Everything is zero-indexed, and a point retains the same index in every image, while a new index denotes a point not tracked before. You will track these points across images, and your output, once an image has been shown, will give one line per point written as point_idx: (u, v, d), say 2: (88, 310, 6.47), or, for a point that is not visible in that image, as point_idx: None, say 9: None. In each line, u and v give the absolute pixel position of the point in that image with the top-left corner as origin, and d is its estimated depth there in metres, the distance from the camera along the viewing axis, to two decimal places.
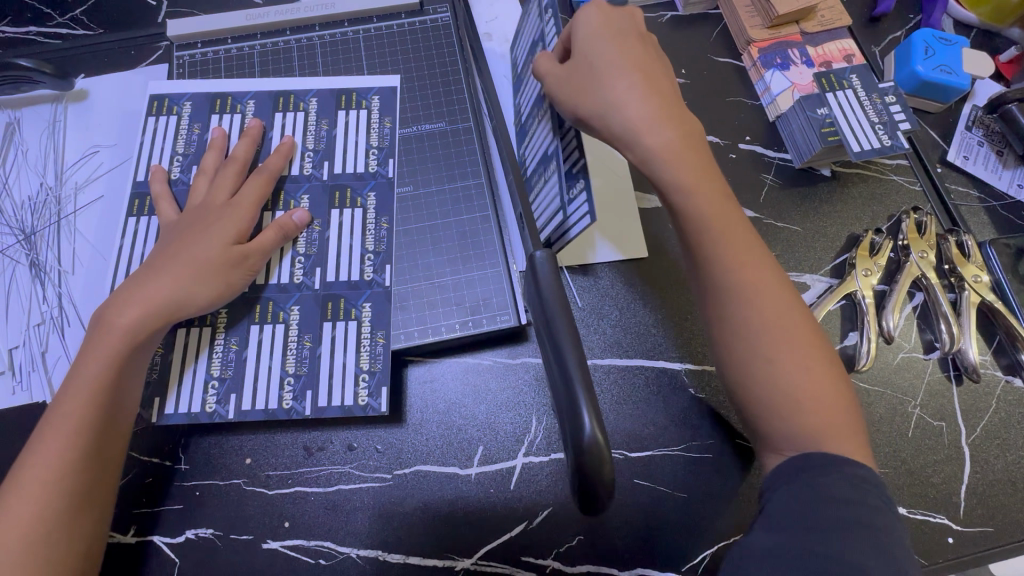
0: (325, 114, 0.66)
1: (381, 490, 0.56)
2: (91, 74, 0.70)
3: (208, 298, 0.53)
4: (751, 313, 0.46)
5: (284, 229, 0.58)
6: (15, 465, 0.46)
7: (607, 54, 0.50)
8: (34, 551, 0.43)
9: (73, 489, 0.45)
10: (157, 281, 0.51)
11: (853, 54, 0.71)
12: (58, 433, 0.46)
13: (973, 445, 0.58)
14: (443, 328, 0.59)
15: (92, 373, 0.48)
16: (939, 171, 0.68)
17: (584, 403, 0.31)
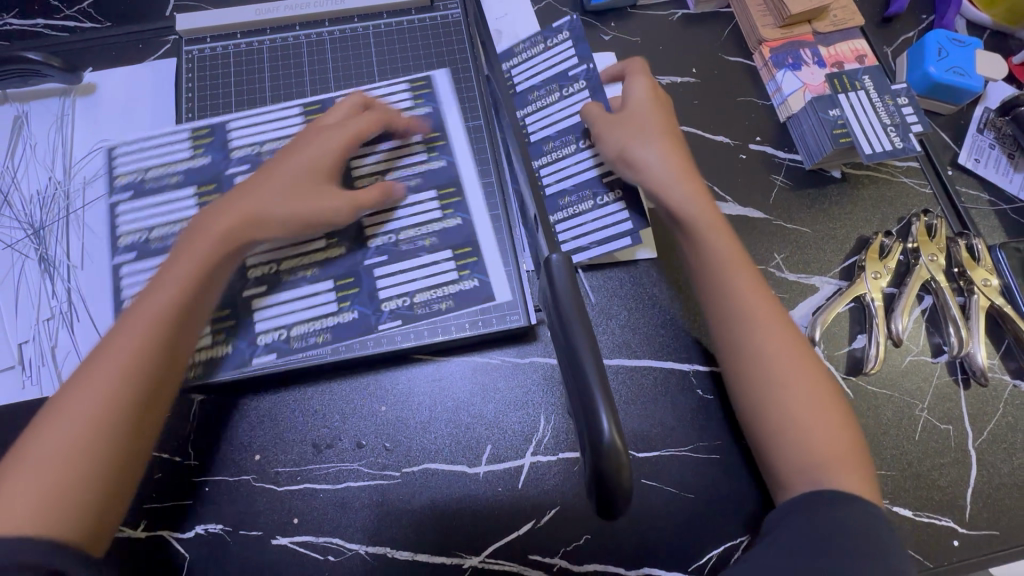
0: (443, 241, 0.62)
1: (391, 487, 0.56)
2: (100, 67, 0.70)
3: (293, 221, 0.56)
4: (759, 336, 0.51)
5: (386, 190, 0.60)
6: (74, 380, 0.46)
7: (645, 118, 0.60)
8: (90, 454, 0.42)
9: (143, 391, 0.46)
10: (242, 202, 0.55)
11: (865, 54, 0.71)
12: (128, 342, 0.47)
13: (980, 448, 0.58)
14: (452, 327, 0.59)
15: (168, 293, 0.50)
16: (950, 174, 0.68)
17: (602, 406, 0.31)
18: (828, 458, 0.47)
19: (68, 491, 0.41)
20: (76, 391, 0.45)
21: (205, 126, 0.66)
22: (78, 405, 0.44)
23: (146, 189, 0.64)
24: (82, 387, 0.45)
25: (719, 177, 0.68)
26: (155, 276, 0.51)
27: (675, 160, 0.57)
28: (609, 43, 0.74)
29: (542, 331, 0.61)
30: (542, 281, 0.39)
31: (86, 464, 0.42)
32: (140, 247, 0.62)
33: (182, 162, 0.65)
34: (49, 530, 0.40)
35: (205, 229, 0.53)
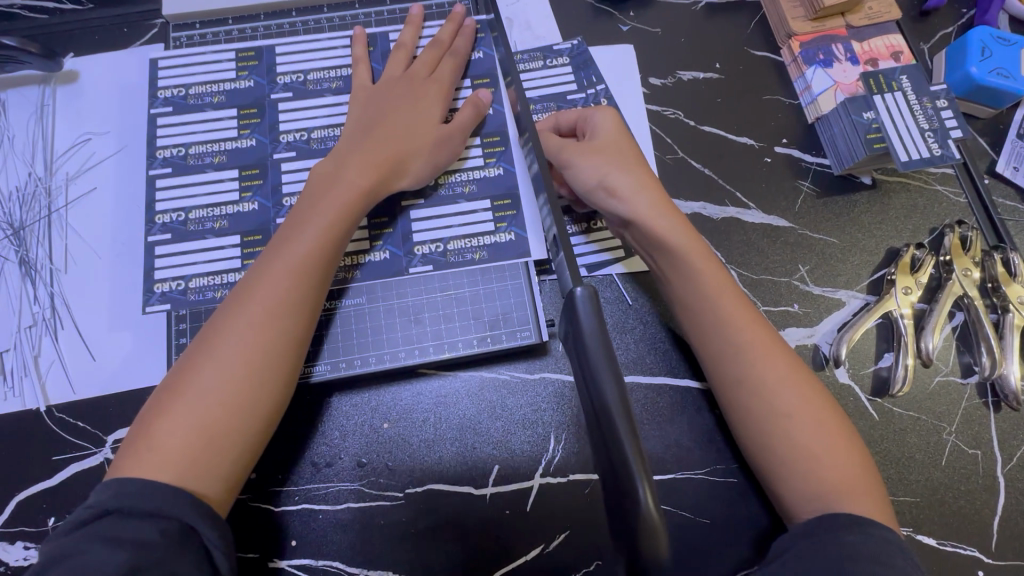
0: (482, 189, 0.60)
1: (393, 509, 0.53)
2: (82, 53, 0.65)
3: (427, 168, 0.57)
4: (767, 379, 0.47)
5: (478, 107, 0.60)
6: (212, 325, 0.46)
7: (610, 142, 0.55)
8: (231, 408, 0.43)
9: (280, 344, 0.45)
10: (365, 147, 0.54)
11: (901, 51, 0.66)
12: (272, 287, 0.46)
13: (1007, 474, 0.55)
14: (460, 343, 0.56)
15: (305, 240, 0.49)
16: (986, 183, 0.64)
17: (637, 471, 0.29)
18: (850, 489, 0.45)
19: (217, 438, 0.42)
20: (216, 340, 0.44)
21: (251, 48, 0.64)
22: (222, 354, 0.44)
23: (187, 106, 0.62)
24: (219, 338, 0.45)
25: (743, 182, 0.64)
26: (289, 221, 0.50)
27: (650, 191, 0.53)
28: (628, 34, 0.69)
29: (553, 345, 0.58)
30: (565, 314, 0.37)
31: (232, 414, 0.43)
32: (177, 230, 0.58)
33: (215, 136, 0.61)
34: (197, 481, 0.41)
35: (342, 174, 0.52)
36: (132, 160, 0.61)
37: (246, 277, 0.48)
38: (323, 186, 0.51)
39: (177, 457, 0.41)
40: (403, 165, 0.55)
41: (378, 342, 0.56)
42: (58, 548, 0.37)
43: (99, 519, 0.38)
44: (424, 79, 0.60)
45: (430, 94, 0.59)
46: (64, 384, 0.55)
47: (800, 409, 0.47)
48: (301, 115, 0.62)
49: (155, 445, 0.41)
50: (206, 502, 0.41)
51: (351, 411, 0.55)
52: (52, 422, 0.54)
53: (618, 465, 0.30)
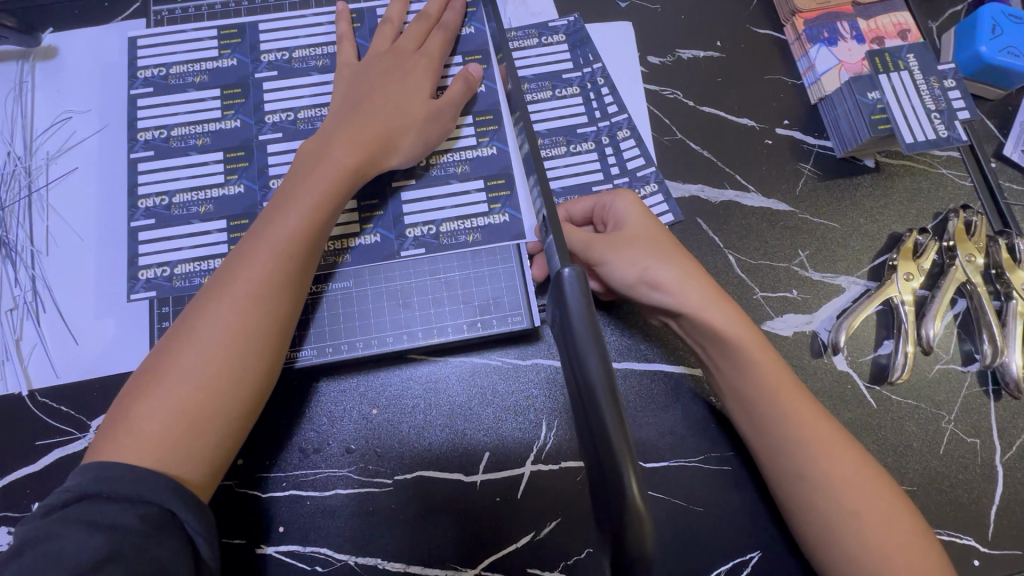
0: (475, 170, 0.59)
1: (381, 496, 0.52)
2: (61, 28, 0.63)
3: (417, 147, 0.55)
4: (809, 455, 0.46)
5: (470, 82, 0.58)
6: (192, 307, 0.44)
7: (644, 234, 0.51)
8: (212, 395, 0.42)
9: (264, 327, 0.44)
10: (352, 126, 0.52)
11: (909, 29, 0.64)
12: (254, 271, 0.45)
13: (1006, 463, 0.55)
14: (450, 328, 0.55)
15: (290, 223, 0.47)
16: (993, 166, 0.62)
17: (626, 467, 0.28)
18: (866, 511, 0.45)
19: (196, 423, 0.41)
20: (197, 323, 0.43)
21: (233, 25, 0.62)
22: (203, 337, 0.43)
23: (168, 86, 0.60)
24: (200, 320, 0.43)
25: (743, 165, 0.62)
26: (274, 201, 0.49)
27: (699, 281, 0.50)
28: (626, 11, 0.67)
29: (546, 331, 0.57)
30: (551, 295, 0.36)
31: (213, 398, 0.42)
32: (160, 214, 0.56)
33: (198, 118, 0.59)
34: (177, 467, 0.40)
35: (329, 152, 0.50)
36: (112, 141, 0.60)
37: (228, 257, 0.46)
38: (310, 164, 0.50)
39: (156, 441, 0.40)
40: (391, 144, 0.53)
41: (366, 327, 0.55)
42: (30, 532, 0.36)
43: (75, 504, 0.37)
44: (412, 54, 0.58)
45: (418, 70, 0.57)
46: (46, 368, 0.54)
47: (819, 442, 0.47)
48: (286, 94, 0.60)
49: (134, 429, 0.40)
50: (188, 486, 0.40)
51: (340, 400, 0.54)
52: (35, 407, 0.53)
53: (601, 455, 0.30)
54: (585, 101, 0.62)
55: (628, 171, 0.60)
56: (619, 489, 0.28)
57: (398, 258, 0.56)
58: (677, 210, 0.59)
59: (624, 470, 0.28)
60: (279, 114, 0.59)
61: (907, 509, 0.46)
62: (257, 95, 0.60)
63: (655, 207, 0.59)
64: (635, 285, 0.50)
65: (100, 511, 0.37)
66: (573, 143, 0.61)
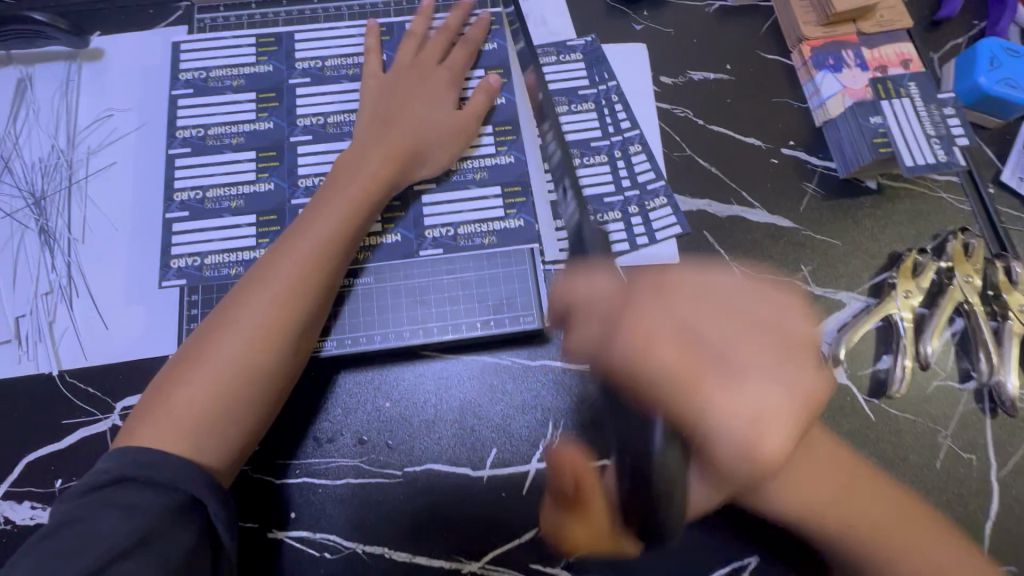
0: (493, 177, 0.62)
1: (391, 486, 0.54)
2: (109, 31, 0.67)
3: (444, 156, 0.60)
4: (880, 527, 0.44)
5: (490, 92, 0.63)
6: (229, 302, 0.48)
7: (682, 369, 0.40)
8: (244, 383, 0.45)
9: (295, 323, 0.48)
10: (386, 141, 0.57)
11: (910, 59, 0.67)
12: (290, 268, 0.48)
13: (1001, 479, 0.56)
14: (463, 326, 0.57)
15: (325, 228, 0.51)
16: (991, 192, 0.64)
17: None
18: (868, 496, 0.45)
19: (228, 411, 0.44)
20: (234, 314, 0.46)
21: (271, 34, 0.66)
22: (239, 327, 0.46)
23: (207, 89, 0.63)
24: (237, 312, 0.47)
25: (750, 182, 0.65)
26: (311, 207, 0.53)
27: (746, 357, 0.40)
28: (641, 33, 0.70)
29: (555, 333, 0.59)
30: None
31: (244, 386, 0.45)
32: (194, 207, 0.59)
33: (235, 117, 0.62)
34: (206, 452, 0.43)
35: (365, 165, 0.55)
36: (150, 138, 0.63)
37: (265, 255, 0.50)
38: (346, 175, 0.55)
39: (192, 423, 0.43)
40: (420, 157, 0.58)
41: (385, 322, 0.57)
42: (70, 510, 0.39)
43: (111, 486, 0.39)
44: (435, 66, 0.63)
45: (441, 83, 0.62)
46: (76, 350, 0.56)
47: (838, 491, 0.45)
48: (316, 100, 0.63)
49: (173, 412, 0.43)
50: (215, 472, 0.43)
51: (352, 392, 0.56)
52: (63, 386, 0.55)
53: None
54: (600, 117, 0.65)
55: (638, 184, 0.63)
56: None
57: (418, 258, 0.59)
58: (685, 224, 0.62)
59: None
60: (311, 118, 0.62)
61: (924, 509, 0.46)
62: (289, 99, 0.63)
63: (663, 220, 0.62)
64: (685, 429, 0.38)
65: (132, 498, 0.39)
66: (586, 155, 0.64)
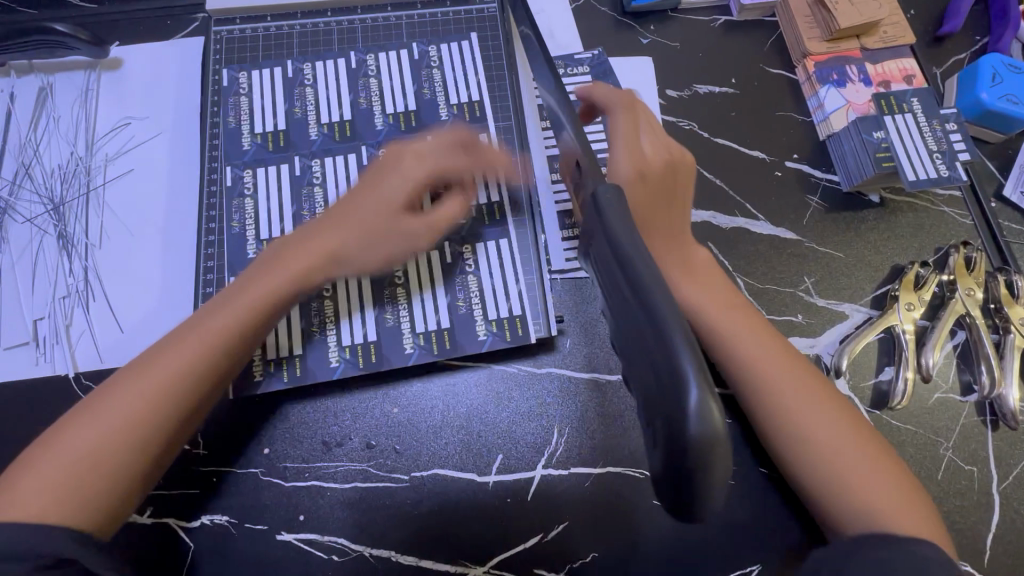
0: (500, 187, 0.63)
1: (398, 491, 0.55)
2: (128, 42, 0.68)
3: (380, 257, 0.55)
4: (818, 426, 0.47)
5: (462, 139, 0.58)
6: (118, 372, 0.45)
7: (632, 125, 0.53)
8: (92, 474, 0.41)
9: (162, 421, 0.44)
10: (334, 225, 0.53)
11: (913, 74, 0.68)
12: (182, 353, 0.46)
13: (1002, 492, 0.56)
14: (472, 334, 0.58)
15: (228, 319, 0.48)
16: (993, 206, 0.65)
17: (693, 376, 0.25)
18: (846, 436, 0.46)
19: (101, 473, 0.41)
20: (113, 391, 0.44)
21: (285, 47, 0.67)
22: (112, 407, 0.43)
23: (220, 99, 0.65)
24: (115, 393, 0.44)
25: (753, 194, 0.65)
26: (226, 292, 0.50)
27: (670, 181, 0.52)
28: (648, 47, 0.71)
29: (561, 342, 0.60)
30: (591, 218, 0.34)
31: (92, 476, 0.41)
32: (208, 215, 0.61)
33: (246, 128, 0.63)
34: (72, 516, 0.40)
35: (290, 254, 0.52)
36: (169, 147, 0.65)
37: (167, 335, 0.47)
38: (275, 258, 0.52)
39: (35, 497, 0.39)
40: (350, 253, 0.53)
41: (392, 327, 0.58)
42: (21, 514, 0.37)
43: None
44: (406, 119, 0.59)
45: (418, 154, 0.56)
46: (92, 353, 0.58)
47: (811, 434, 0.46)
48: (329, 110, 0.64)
49: (26, 480, 0.40)
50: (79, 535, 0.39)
51: (362, 401, 0.57)
52: (79, 388, 0.56)
53: (664, 385, 0.26)
54: None
55: None
56: (681, 437, 0.25)
57: (425, 266, 0.60)
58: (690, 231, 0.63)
59: (693, 416, 0.24)
60: (320, 128, 0.64)
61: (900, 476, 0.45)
62: (297, 112, 0.64)
63: None
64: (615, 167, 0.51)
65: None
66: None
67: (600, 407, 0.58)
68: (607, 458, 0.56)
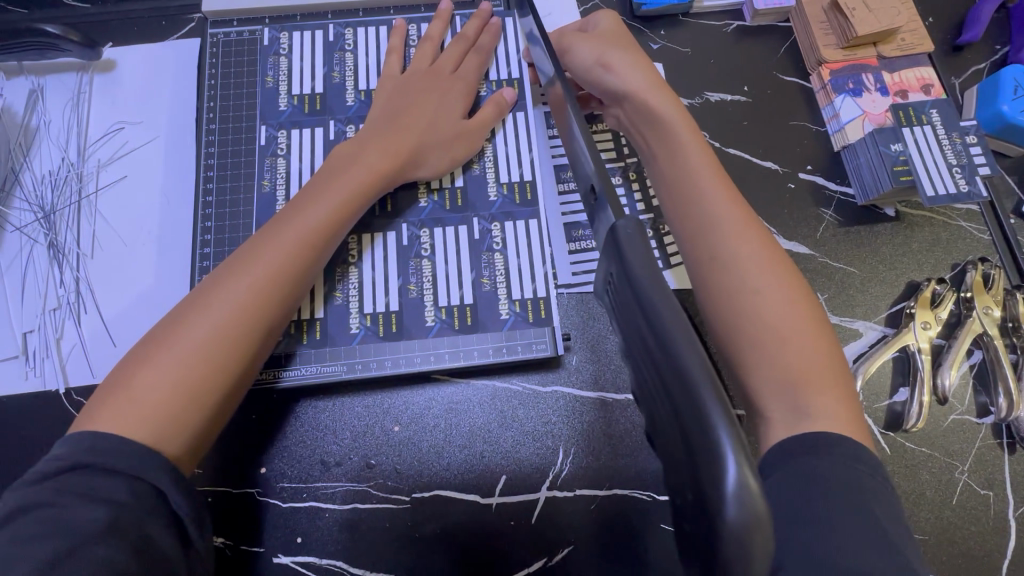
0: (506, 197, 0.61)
1: (398, 513, 0.53)
2: (120, 43, 0.66)
3: (446, 159, 0.58)
4: (772, 312, 0.44)
5: (501, 107, 0.61)
6: (204, 283, 0.46)
7: (612, 33, 0.59)
8: (209, 368, 0.42)
9: (270, 310, 0.45)
10: (400, 130, 0.56)
11: (932, 84, 0.66)
12: (276, 248, 0.47)
13: (1018, 517, 0.55)
14: (475, 352, 0.56)
15: (316, 214, 0.49)
16: (1012, 223, 0.63)
17: (728, 444, 0.23)
18: (799, 324, 0.44)
19: (195, 392, 0.41)
20: (211, 295, 0.44)
21: (283, 46, 0.64)
22: (217, 309, 0.44)
23: (219, 103, 0.63)
24: (215, 296, 0.44)
25: (766, 206, 0.64)
26: (300, 195, 0.51)
27: (644, 69, 0.55)
28: (658, 52, 0.69)
29: (567, 359, 0.58)
30: (609, 253, 0.33)
31: (211, 371, 0.42)
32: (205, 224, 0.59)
33: (283, 88, 0.63)
34: (186, 428, 0.41)
35: (361, 156, 0.53)
36: (165, 151, 0.63)
37: (250, 240, 0.48)
38: (342, 164, 0.53)
39: (156, 408, 0.40)
40: (418, 157, 0.56)
41: (415, 299, 0.57)
42: (28, 495, 0.36)
43: (68, 473, 0.37)
44: (449, 76, 0.61)
45: (454, 90, 0.60)
46: (84, 368, 0.56)
47: (767, 320, 0.44)
48: (329, 118, 0.62)
49: (139, 396, 0.40)
50: (173, 462, 0.39)
51: (361, 419, 0.56)
52: (70, 404, 0.55)
53: (696, 456, 0.24)
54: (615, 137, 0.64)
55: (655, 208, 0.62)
56: (717, 521, 0.23)
57: (430, 275, 0.58)
58: None
59: (730, 499, 0.22)
60: (356, 95, 0.62)
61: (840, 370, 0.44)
62: (336, 76, 0.63)
63: None
64: (592, 67, 0.57)
65: (98, 483, 0.36)
66: (622, 146, 0.64)
67: (607, 427, 0.56)
68: (613, 480, 0.55)
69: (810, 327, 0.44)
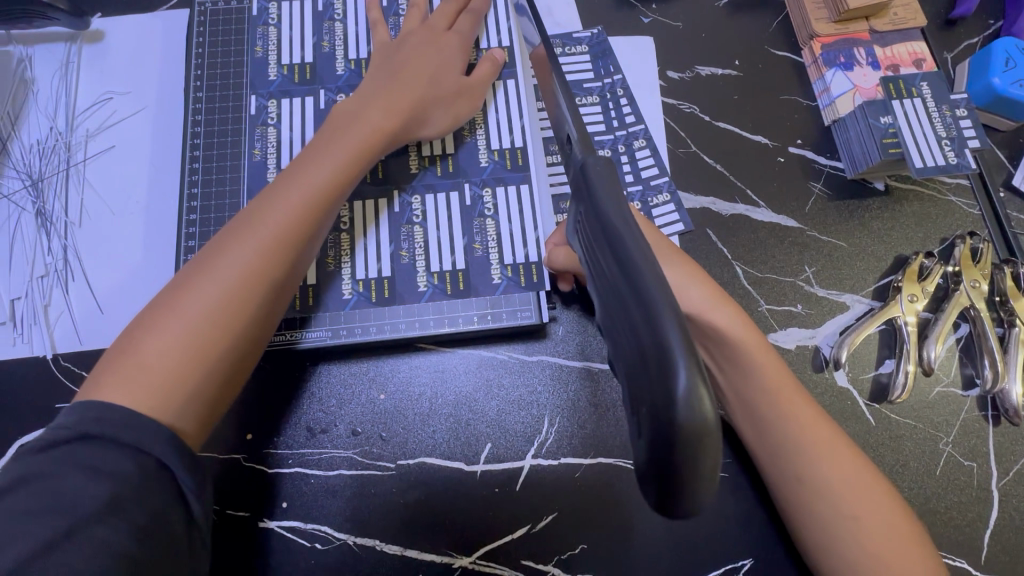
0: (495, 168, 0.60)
1: (383, 478, 0.54)
2: (109, 14, 0.66)
3: (447, 117, 0.58)
4: (833, 474, 0.46)
5: (497, 63, 0.61)
6: (206, 250, 0.45)
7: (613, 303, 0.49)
8: (213, 333, 0.42)
9: (272, 275, 0.45)
10: (399, 87, 0.55)
11: (923, 58, 0.65)
12: (275, 213, 0.46)
13: (1001, 487, 0.55)
14: (460, 319, 0.56)
15: (314, 178, 0.49)
16: (1001, 197, 0.63)
17: (677, 346, 0.23)
18: (859, 504, 0.45)
19: (199, 356, 0.41)
20: (213, 261, 0.44)
21: (271, 17, 0.64)
22: (219, 275, 0.43)
23: (209, 73, 0.63)
24: (217, 262, 0.44)
25: (755, 179, 0.64)
26: (298, 160, 0.50)
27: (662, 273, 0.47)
28: (649, 26, 0.69)
29: (553, 329, 0.58)
30: (576, 196, 0.33)
31: (216, 335, 0.42)
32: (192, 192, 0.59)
33: (272, 58, 0.62)
34: (195, 391, 0.41)
35: (359, 120, 0.53)
36: (153, 121, 0.63)
37: (249, 205, 0.48)
38: (340, 127, 0.52)
39: (162, 372, 0.40)
40: (422, 113, 0.56)
41: (406, 265, 0.57)
42: (25, 462, 0.36)
43: (74, 442, 0.37)
44: (443, 30, 0.61)
45: (450, 45, 0.60)
46: (71, 334, 0.56)
47: (834, 481, 0.46)
48: (317, 88, 0.61)
49: (145, 361, 0.40)
50: (178, 425, 0.40)
51: (348, 389, 0.56)
52: (58, 370, 0.55)
53: (649, 374, 0.25)
54: (604, 110, 0.64)
55: (641, 179, 0.62)
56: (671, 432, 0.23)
57: (420, 241, 0.58)
58: (687, 216, 0.61)
59: (679, 401, 0.23)
60: (346, 64, 0.62)
61: (924, 535, 0.46)
62: (325, 46, 0.63)
63: (666, 216, 0.61)
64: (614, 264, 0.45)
65: (94, 451, 0.37)
66: (611, 120, 0.64)
67: (593, 397, 0.57)
68: (597, 449, 0.55)
69: (860, 467, 0.47)
